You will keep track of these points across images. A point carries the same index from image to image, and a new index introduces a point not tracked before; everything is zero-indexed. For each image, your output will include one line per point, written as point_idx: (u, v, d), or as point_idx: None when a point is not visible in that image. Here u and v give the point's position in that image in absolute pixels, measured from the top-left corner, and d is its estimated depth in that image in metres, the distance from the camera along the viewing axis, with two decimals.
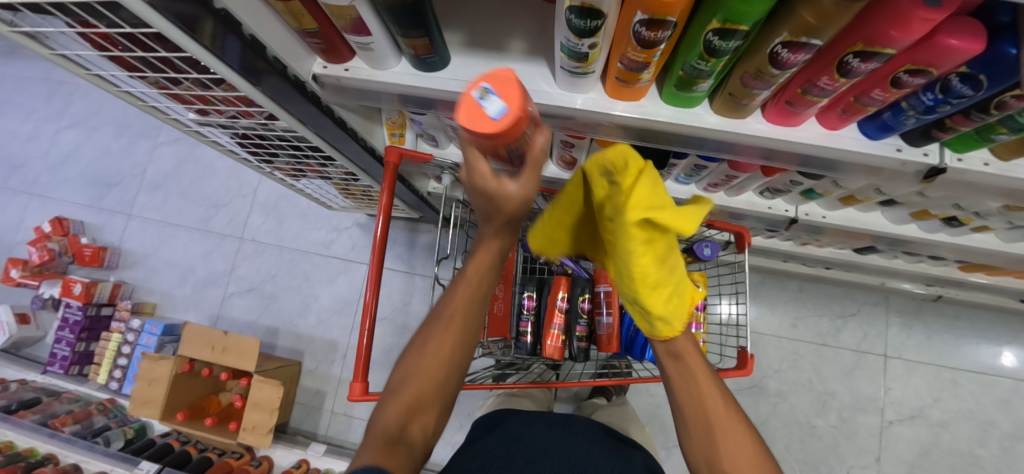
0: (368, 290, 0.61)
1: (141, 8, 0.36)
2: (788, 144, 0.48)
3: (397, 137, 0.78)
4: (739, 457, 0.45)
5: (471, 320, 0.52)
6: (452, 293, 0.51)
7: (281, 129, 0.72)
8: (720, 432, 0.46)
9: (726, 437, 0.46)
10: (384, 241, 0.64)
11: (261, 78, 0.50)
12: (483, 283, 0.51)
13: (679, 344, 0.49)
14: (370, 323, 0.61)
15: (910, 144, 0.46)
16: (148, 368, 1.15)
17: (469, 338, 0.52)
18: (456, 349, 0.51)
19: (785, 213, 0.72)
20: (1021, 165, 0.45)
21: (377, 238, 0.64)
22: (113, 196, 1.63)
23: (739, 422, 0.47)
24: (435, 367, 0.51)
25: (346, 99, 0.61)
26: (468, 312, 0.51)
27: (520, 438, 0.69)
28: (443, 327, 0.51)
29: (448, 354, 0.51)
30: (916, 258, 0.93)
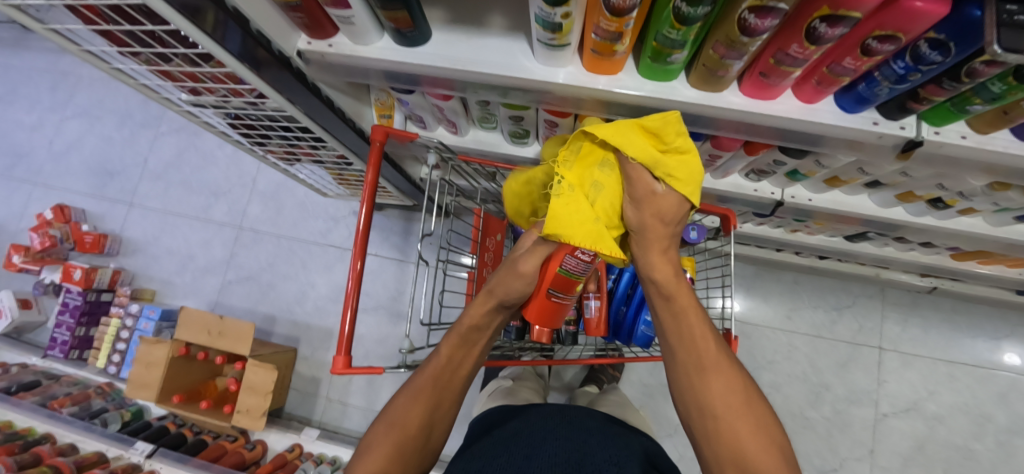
0: (352, 265, 0.62)
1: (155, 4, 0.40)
2: (765, 117, 0.48)
3: (386, 118, 0.79)
4: (730, 396, 0.51)
5: (446, 389, 0.61)
6: (429, 367, 0.61)
7: (271, 109, 0.73)
8: (709, 369, 0.52)
9: (714, 375, 0.52)
10: (369, 218, 0.65)
11: (262, 66, 0.54)
12: (461, 355, 0.63)
13: (673, 288, 0.56)
14: (354, 299, 0.62)
15: (887, 117, 0.46)
16: (147, 352, 1.18)
17: (436, 408, 0.60)
18: (428, 410, 0.59)
19: (771, 195, 0.71)
20: (997, 139, 0.45)
21: (363, 215, 0.65)
22: (115, 184, 1.65)
23: (730, 369, 0.52)
24: (406, 427, 0.56)
25: (332, 75, 0.61)
26: (445, 379, 0.62)
27: (521, 434, 0.69)
28: (415, 394, 0.59)
29: (424, 410, 0.58)
30: (907, 246, 0.93)
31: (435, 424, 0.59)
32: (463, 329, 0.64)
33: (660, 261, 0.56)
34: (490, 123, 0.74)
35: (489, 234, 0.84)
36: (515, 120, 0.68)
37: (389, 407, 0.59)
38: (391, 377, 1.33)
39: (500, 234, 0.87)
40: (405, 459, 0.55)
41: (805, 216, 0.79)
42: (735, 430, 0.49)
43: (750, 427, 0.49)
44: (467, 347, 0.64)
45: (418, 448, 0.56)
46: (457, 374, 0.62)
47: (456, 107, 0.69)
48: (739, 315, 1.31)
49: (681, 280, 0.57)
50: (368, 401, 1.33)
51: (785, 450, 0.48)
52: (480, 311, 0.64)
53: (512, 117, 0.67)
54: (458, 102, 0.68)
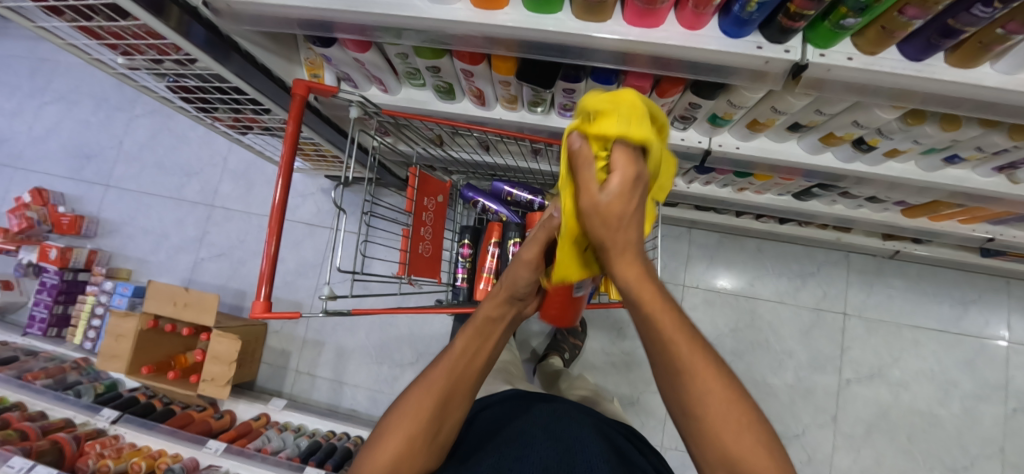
0: (268, 229, 0.62)
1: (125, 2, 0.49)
2: (652, 46, 0.48)
3: (318, 78, 0.79)
4: (713, 398, 0.37)
5: (461, 385, 0.52)
6: (440, 366, 0.52)
7: (199, 68, 0.73)
8: (685, 375, 0.37)
9: (693, 380, 0.37)
10: (289, 176, 0.65)
11: (228, 55, 0.65)
12: (480, 350, 0.53)
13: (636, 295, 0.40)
14: (275, 247, 0.63)
15: (772, 41, 0.45)
16: (116, 324, 1.21)
17: (448, 407, 0.51)
18: (437, 410, 0.50)
19: (698, 144, 0.71)
20: (885, 59, 0.44)
21: (281, 176, 0.64)
22: (92, 167, 1.67)
23: (712, 366, 0.38)
24: (415, 422, 0.49)
25: (243, 26, 0.61)
26: (461, 379, 0.52)
27: (505, 431, 0.59)
28: (425, 388, 0.51)
29: (427, 415, 0.49)
30: (855, 202, 0.92)
31: (448, 417, 0.51)
32: (481, 328, 0.54)
33: (638, 284, 0.39)
34: (417, 79, 0.73)
35: (427, 194, 0.83)
36: (433, 71, 0.67)
37: (400, 398, 0.52)
38: (358, 349, 1.34)
39: (440, 195, 0.87)
40: (413, 453, 0.48)
41: (743, 170, 0.78)
42: (725, 454, 0.37)
43: (735, 429, 0.37)
44: (484, 342, 0.54)
45: (426, 442, 0.49)
46: (473, 370, 0.53)
47: (377, 60, 0.68)
48: (702, 283, 1.30)
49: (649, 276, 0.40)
50: (335, 373, 1.34)
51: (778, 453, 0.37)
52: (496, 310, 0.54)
53: (429, 68, 0.66)
54: (376, 53, 0.67)
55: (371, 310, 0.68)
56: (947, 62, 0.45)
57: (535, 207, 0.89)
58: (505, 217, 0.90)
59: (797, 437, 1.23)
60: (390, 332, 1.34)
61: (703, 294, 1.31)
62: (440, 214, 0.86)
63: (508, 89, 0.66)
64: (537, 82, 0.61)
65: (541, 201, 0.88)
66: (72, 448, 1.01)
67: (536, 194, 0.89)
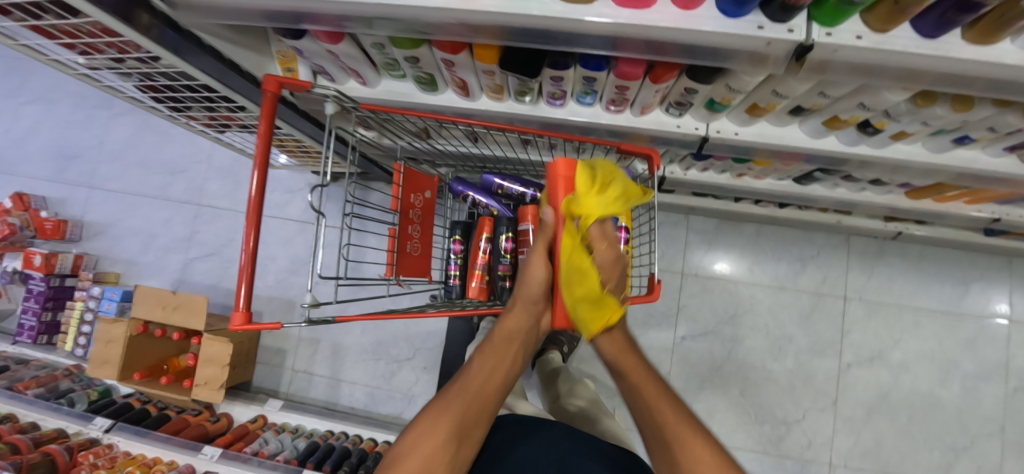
0: (244, 236, 0.59)
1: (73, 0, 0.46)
2: (643, 30, 0.44)
3: (292, 72, 0.75)
4: (702, 464, 0.46)
5: (481, 395, 0.50)
6: (463, 380, 0.52)
7: (165, 66, 0.69)
8: (676, 443, 0.48)
9: (682, 445, 0.47)
10: (265, 169, 0.61)
11: (192, 52, 0.61)
12: (501, 359, 0.55)
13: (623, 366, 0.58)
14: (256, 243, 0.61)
15: (773, 21, 0.42)
16: (105, 330, 1.19)
17: (470, 421, 0.48)
18: (458, 422, 0.47)
19: (695, 131, 0.67)
20: (897, 38, 0.41)
21: (256, 171, 0.61)
22: (75, 169, 1.62)
23: (692, 430, 0.49)
24: (436, 430, 0.46)
25: (204, 19, 0.57)
26: (483, 390, 0.51)
27: (506, 455, 0.56)
28: (448, 399, 0.49)
29: (449, 424, 0.47)
30: (858, 186, 0.89)
31: (468, 431, 0.48)
32: (502, 339, 0.56)
33: (625, 359, 0.59)
34: (397, 70, 0.68)
35: (413, 191, 0.79)
36: (413, 62, 0.63)
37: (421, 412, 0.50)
38: (354, 347, 1.32)
39: (428, 191, 0.83)
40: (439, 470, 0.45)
41: (743, 157, 0.74)
42: None
43: None
44: (502, 354, 0.55)
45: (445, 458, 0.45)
46: (493, 382, 0.52)
47: (351, 51, 0.64)
48: (702, 270, 1.28)
49: (629, 354, 0.59)
50: (332, 371, 1.33)
51: None
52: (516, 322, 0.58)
53: (408, 58, 0.62)
54: (350, 43, 0.62)
55: (357, 317, 0.66)
56: (964, 40, 0.41)
57: (526, 200, 0.87)
58: (496, 211, 0.86)
59: (797, 422, 1.23)
60: (385, 329, 1.32)
61: (702, 282, 1.29)
62: (428, 211, 0.83)
63: (493, 79, 0.62)
64: (522, 71, 0.58)
65: (533, 193, 0.86)
66: (65, 460, 1.00)
67: (527, 186, 0.86)
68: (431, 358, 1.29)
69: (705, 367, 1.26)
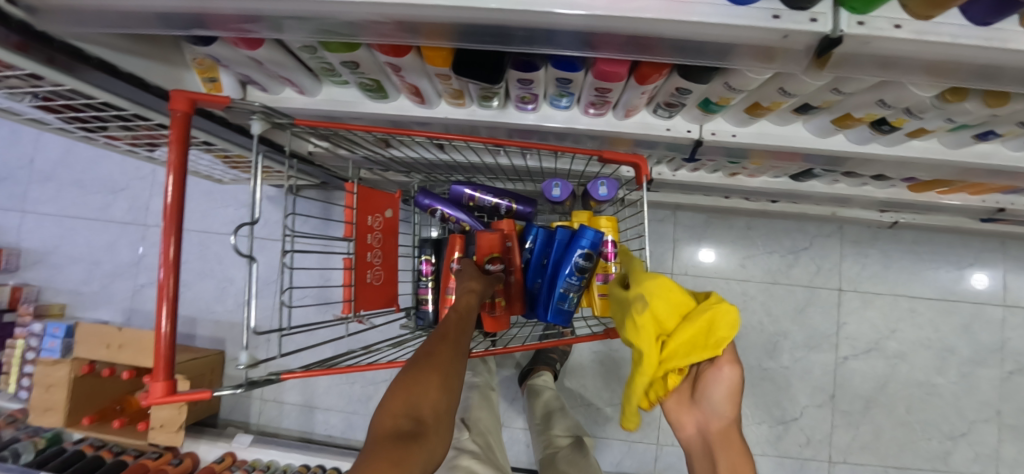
0: (159, 296, 0.49)
1: None
2: (626, 24, 0.35)
3: (212, 83, 0.63)
4: None
5: (463, 331, 0.50)
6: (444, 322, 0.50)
7: (53, 84, 0.57)
8: None
9: None
10: (182, 174, 0.51)
11: (79, 70, 0.50)
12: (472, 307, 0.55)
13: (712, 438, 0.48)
14: (177, 257, 0.51)
15: (792, 7, 0.33)
16: (45, 373, 1.07)
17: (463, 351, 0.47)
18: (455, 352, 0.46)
19: (687, 134, 0.59)
20: (942, 25, 0.33)
21: (171, 181, 0.50)
22: (3, 191, 1.45)
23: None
24: (438, 360, 0.44)
25: (80, 27, 0.45)
26: (462, 324, 0.51)
27: None
28: (439, 335, 0.48)
29: (449, 354, 0.45)
30: (858, 180, 0.82)
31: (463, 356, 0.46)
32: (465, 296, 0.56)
33: (727, 452, 0.47)
34: (336, 76, 0.58)
35: (370, 212, 0.69)
36: (350, 67, 0.52)
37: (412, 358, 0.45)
38: None
39: (388, 210, 0.73)
40: (453, 395, 0.42)
41: (737, 159, 0.66)
42: None
43: None
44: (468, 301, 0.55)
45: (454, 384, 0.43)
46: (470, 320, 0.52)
47: (276, 56, 0.53)
48: (692, 268, 1.21)
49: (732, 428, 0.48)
50: (303, 398, 1.23)
51: None
52: (474, 285, 0.59)
53: (344, 63, 0.52)
54: (273, 48, 0.52)
55: (308, 370, 0.57)
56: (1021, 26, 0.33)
57: (501, 211, 0.78)
58: (468, 226, 0.76)
59: (795, 420, 1.19)
60: None
61: (694, 281, 1.22)
62: (388, 231, 0.73)
63: (448, 83, 0.52)
64: (478, 76, 0.48)
65: (508, 204, 0.78)
66: None
67: (501, 197, 0.77)
68: None
69: None
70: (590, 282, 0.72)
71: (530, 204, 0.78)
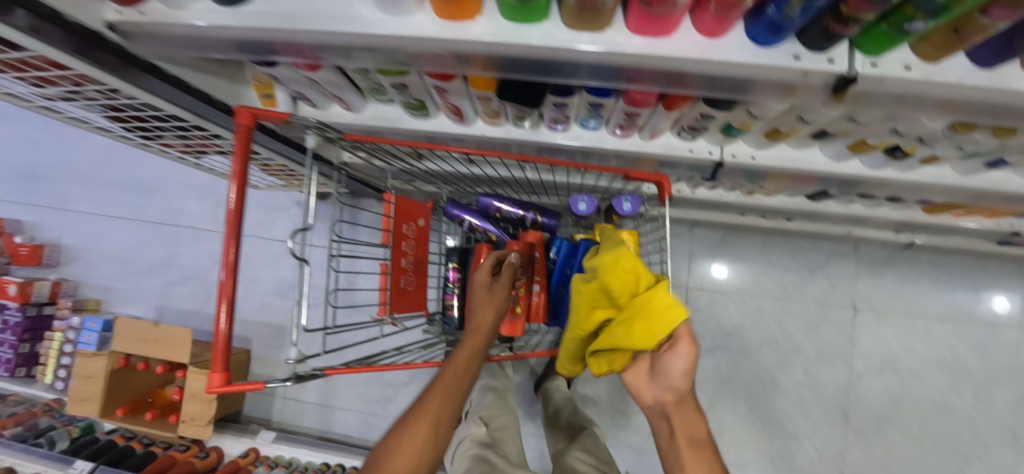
0: (220, 295, 0.54)
1: None
2: (661, 62, 0.39)
3: (268, 98, 0.68)
4: None
5: (454, 399, 0.48)
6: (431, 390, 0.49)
7: (127, 97, 0.63)
8: None
9: None
10: (244, 182, 0.56)
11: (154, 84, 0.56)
12: (470, 372, 0.52)
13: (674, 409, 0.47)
14: (235, 259, 0.56)
15: (812, 49, 0.37)
16: (83, 365, 1.12)
17: (446, 429, 0.46)
18: (435, 431, 0.45)
19: (709, 156, 0.62)
20: (949, 68, 0.36)
21: (234, 189, 0.55)
22: (46, 190, 1.53)
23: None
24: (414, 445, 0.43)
25: (166, 50, 0.51)
26: (454, 389, 0.49)
27: None
28: (425, 404, 0.46)
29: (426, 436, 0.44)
30: (873, 201, 0.84)
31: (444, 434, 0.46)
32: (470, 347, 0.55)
33: (684, 417, 0.47)
34: (384, 95, 0.63)
35: (405, 220, 0.74)
36: (400, 89, 0.57)
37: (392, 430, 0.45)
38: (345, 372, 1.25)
39: (421, 219, 0.77)
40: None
41: (755, 180, 0.70)
42: None
43: None
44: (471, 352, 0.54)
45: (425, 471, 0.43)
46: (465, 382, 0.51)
47: (333, 78, 0.58)
48: (707, 283, 1.23)
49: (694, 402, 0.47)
50: (323, 398, 1.26)
51: None
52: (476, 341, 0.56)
53: (395, 85, 0.57)
54: (332, 72, 0.57)
55: (348, 367, 0.61)
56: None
57: (526, 223, 0.82)
58: (494, 236, 0.80)
59: (808, 436, 1.19)
60: None
61: (708, 295, 1.24)
62: (421, 239, 0.77)
63: (489, 105, 0.57)
64: (521, 100, 0.52)
65: (533, 216, 0.82)
66: None
67: (526, 209, 0.81)
68: (428, 383, 1.23)
69: (712, 383, 1.22)
70: None
71: (554, 217, 0.83)
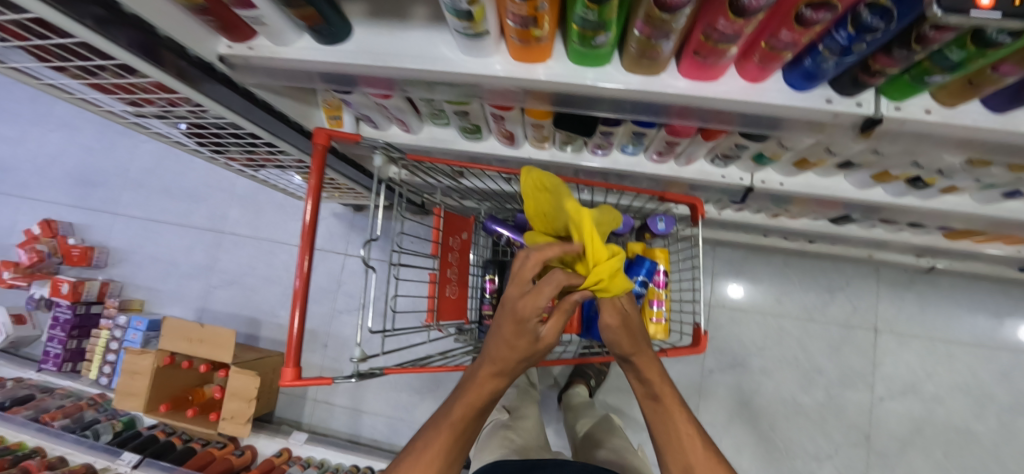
0: (295, 298, 0.60)
1: (109, 48, 0.46)
2: (707, 101, 0.45)
3: (336, 120, 0.75)
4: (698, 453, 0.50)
5: (471, 423, 0.48)
6: (438, 428, 0.48)
7: (214, 117, 0.71)
8: (680, 434, 0.51)
9: (683, 439, 0.51)
10: (319, 196, 0.62)
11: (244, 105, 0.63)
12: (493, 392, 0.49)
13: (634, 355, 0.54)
14: (309, 266, 0.62)
15: (842, 94, 0.42)
16: (132, 362, 1.18)
17: (457, 452, 0.48)
18: (445, 456, 0.47)
19: (740, 181, 0.67)
20: (966, 112, 0.41)
21: (310, 201, 0.62)
22: (98, 195, 1.62)
23: (713, 459, 0.49)
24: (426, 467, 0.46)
25: (262, 78, 0.59)
26: (468, 416, 0.48)
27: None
28: (441, 423, 0.48)
29: (432, 461, 0.46)
30: (895, 226, 0.88)
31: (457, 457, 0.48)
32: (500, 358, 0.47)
33: (644, 368, 0.54)
34: (441, 119, 0.70)
35: (452, 233, 0.80)
36: (461, 115, 0.64)
37: (412, 445, 0.48)
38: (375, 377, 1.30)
39: (465, 233, 0.83)
40: None
41: (781, 203, 0.75)
42: None
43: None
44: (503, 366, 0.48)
45: None
46: (486, 404, 0.49)
47: (401, 105, 0.65)
48: (729, 301, 1.27)
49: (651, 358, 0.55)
50: (353, 401, 1.31)
51: None
52: (496, 385, 0.48)
53: (457, 112, 0.63)
54: (401, 100, 0.64)
55: (402, 368, 0.66)
56: None
57: None
58: None
59: (829, 457, 1.20)
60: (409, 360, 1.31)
61: (729, 313, 1.27)
62: (464, 253, 0.83)
63: (541, 131, 0.63)
64: (574, 128, 0.59)
65: None
66: None
67: None
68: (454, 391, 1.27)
69: (733, 400, 1.24)
70: (643, 308, 0.78)
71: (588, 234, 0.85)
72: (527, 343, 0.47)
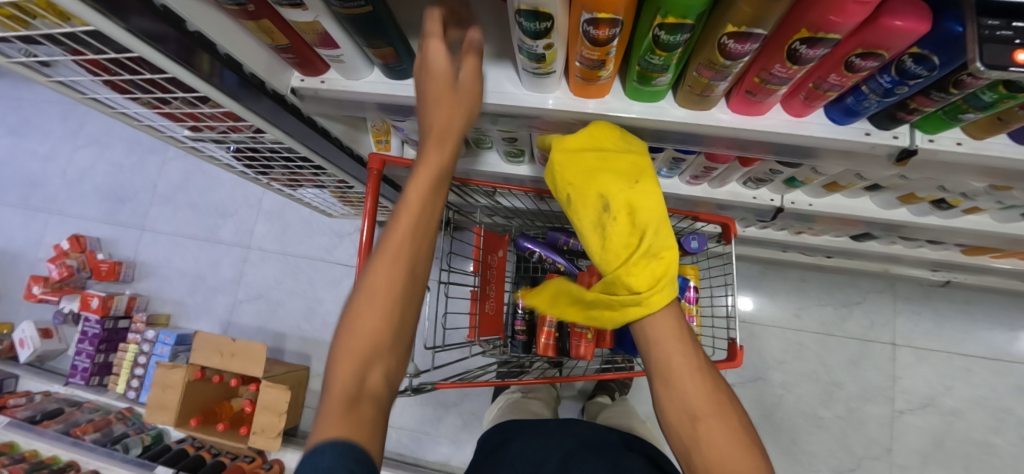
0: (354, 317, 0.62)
1: (192, 80, 0.50)
2: (753, 134, 0.49)
3: (383, 143, 0.79)
4: (695, 395, 0.46)
5: (418, 236, 0.45)
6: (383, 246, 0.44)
7: (270, 142, 0.75)
8: (677, 377, 0.47)
9: (682, 382, 0.47)
10: (374, 218, 0.66)
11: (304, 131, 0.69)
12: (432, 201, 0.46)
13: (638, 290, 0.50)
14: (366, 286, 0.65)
15: (879, 127, 0.46)
16: (163, 376, 1.21)
17: (416, 268, 0.44)
18: (399, 271, 0.43)
19: (771, 202, 0.71)
20: (994, 143, 0.45)
21: (366, 222, 0.65)
22: (126, 210, 1.66)
23: (721, 405, 0.47)
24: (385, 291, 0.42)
25: (326, 107, 0.63)
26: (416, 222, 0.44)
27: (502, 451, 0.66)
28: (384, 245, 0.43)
29: (387, 279, 0.42)
30: (914, 243, 0.91)
31: (414, 276, 0.44)
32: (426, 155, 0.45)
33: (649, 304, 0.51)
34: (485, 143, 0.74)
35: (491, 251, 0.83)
36: (509, 141, 0.68)
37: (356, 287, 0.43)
38: None
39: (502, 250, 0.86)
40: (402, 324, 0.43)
41: (807, 222, 0.78)
42: (695, 439, 0.46)
43: (710, 422, 0.46)
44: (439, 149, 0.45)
45: (406, 312, 0.43)
46: (428, 214, 0.46)
47: None
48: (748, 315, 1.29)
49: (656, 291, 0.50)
50: None
51: (744, 432, 0.46)
52: (443, 155, 0.45)
53: (505, 138, 0.67)
54: None
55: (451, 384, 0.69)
56: None
57: None
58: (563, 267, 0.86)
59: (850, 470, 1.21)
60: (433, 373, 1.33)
61: (749, 327, 1.29)
62: (500, 269, 0.85)
63: None
64: None
65: None
66: None
67: None
68: (478, 404, 1.28)
69: (755, 414, 1.25)
70: None
71: None
72: (448, 91, 0.44)
